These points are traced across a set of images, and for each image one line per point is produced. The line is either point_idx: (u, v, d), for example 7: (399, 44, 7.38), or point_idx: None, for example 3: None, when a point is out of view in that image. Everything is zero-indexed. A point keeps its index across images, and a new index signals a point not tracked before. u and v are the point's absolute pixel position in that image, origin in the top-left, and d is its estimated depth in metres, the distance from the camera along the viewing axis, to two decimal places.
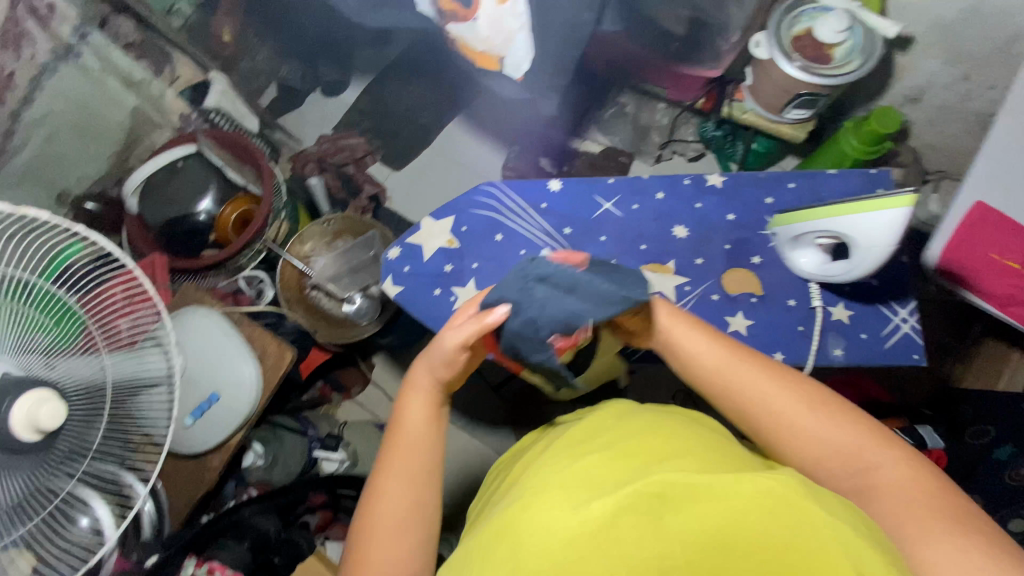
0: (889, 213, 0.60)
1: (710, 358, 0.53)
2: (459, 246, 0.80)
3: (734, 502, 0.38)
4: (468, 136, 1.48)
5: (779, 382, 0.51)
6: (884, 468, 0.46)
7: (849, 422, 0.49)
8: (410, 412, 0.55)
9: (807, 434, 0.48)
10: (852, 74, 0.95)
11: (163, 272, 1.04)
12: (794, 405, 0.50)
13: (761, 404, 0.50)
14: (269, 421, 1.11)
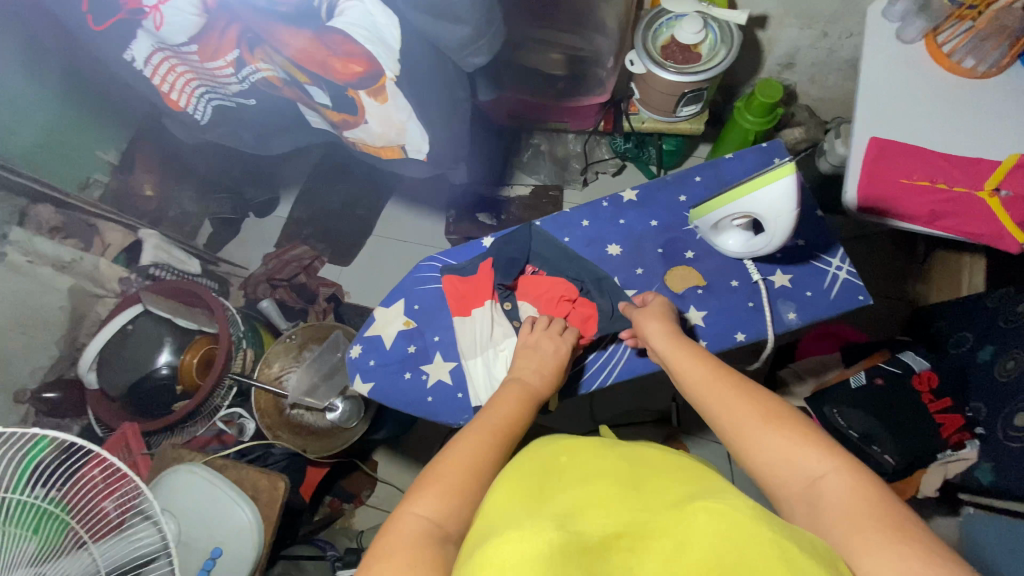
0: (781, 183, 0.65)
1: (696, 376, 0.59)
2: (417, 325, 0.83)
3: (717, 529, 0.34)
4: (406, 212, 1.53)
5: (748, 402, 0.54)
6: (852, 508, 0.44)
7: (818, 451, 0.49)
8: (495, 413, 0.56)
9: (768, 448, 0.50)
10: (722, 65, 1.03)
11: (138, 440, 1.02)
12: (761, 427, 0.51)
13: (735, 416, 0.53)
14: (283, 555, 1.08)
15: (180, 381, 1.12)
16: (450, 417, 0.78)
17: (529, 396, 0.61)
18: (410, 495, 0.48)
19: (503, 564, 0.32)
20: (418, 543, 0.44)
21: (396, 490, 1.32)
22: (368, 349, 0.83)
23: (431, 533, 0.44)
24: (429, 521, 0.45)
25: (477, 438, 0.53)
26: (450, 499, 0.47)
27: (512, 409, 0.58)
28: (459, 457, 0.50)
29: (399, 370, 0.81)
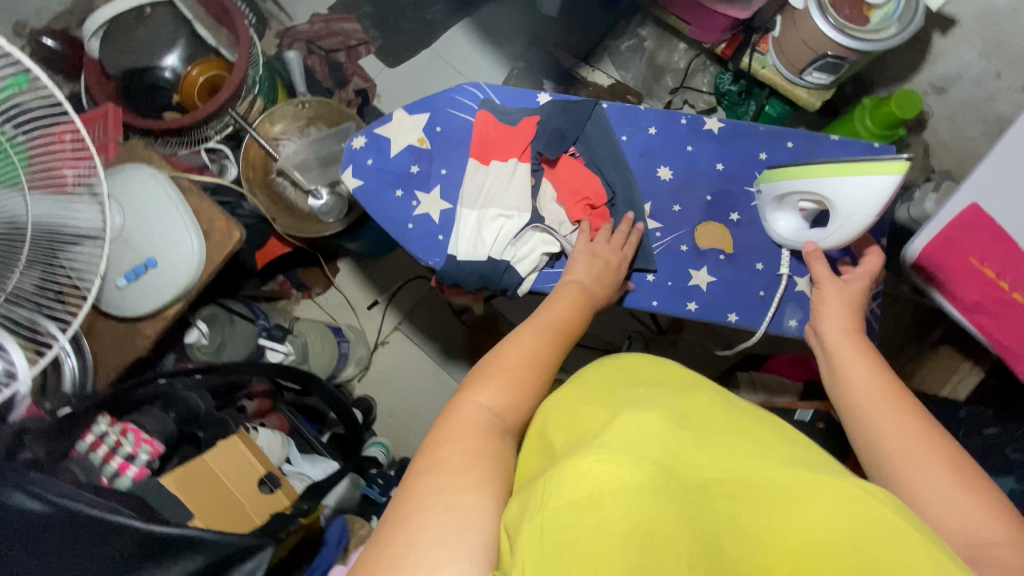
0: (879, 180, 0.58)
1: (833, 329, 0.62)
2: (430, 148, 0.76)
3: (801, 497, 0.34)
4: (474, 44, 1.38)
5: (880, 382, 0.54)
6: (972, 516, 0.43)
7: (950, 451, 0.47)
8: (557, 314, 0.59)
9: (888, 433, 0.49)
10: (885, 43, 0.88)
11: (117, 127, 0.95)
12: (888, 409, 0.51)
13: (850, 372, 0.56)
14: (218, 303, 1.07)
15: (179, 93, 1.05)
16: (420, 253, 0.74)
17: (583, 302, 0.62)
18: (469, 384, 0.50)
19: (608, 486, 0.29)
20: (480, 429, 0.46)
21: (345, 301, 1.34)
22: (371, 147, 0.76)
23: (490, 420, 0.47)
24: (489, 412, 0.47)
25: (531, 335, 0.55)
26: (509, 393, 0.49)
27: (564, 313, 0.59)
28: (508, 357, 0.52)
29: (392, 184, 0.75)
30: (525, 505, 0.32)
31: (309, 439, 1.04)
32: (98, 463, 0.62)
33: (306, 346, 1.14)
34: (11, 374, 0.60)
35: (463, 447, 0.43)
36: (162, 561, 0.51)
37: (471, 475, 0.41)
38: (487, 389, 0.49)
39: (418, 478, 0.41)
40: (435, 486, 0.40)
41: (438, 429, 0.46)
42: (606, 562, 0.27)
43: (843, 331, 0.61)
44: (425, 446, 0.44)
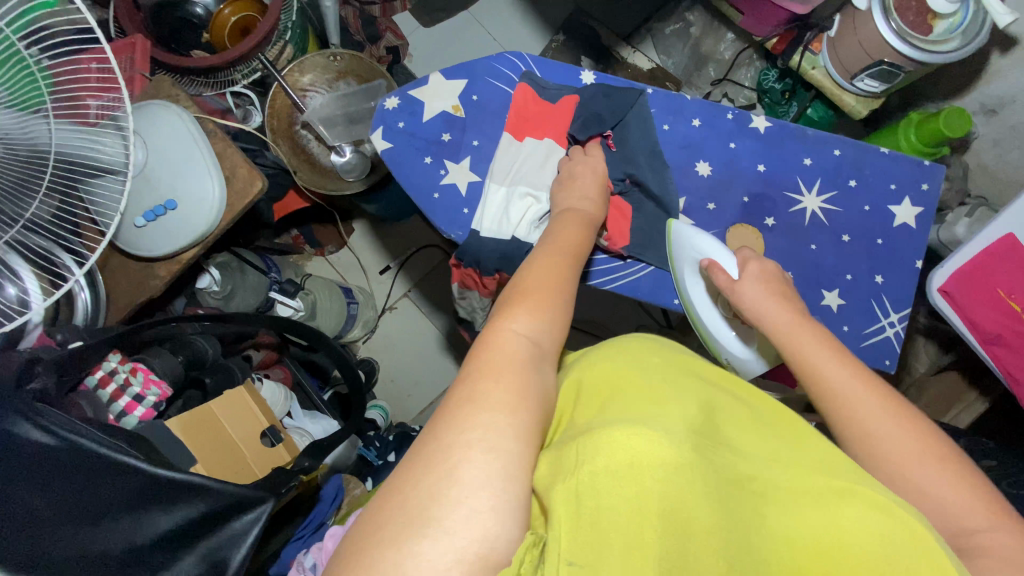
0: None
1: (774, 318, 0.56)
2: (463, 116, 0.74)
3: (811, 503, 0.34)
4: (514, 10, 1.34)
5: (851, 369, 0.49)
6: (960, 503, 0.42)
7: (928, 435, 0.45)
8: (572, 246, 0.55)
9: (872, 427, 0.46)
10: (945, 57, 0.85)
11: (144, 60, 0.94)
12: (867, 395, 0.47)
13: (808, 360, 0.51)
14: (233, 252, 1.06)
15: (209, 31, 1.02)
16: (443, 225, 0.72)
17: (587, 225, 0.61)
18: (499, 312, 0.45)
19: (638, 459, 0.30)
20: (521, 358, 0.41)
21: (357, 262, 1.33)
22: (404, 109, 0.74)
23: (531, 348, 0.42)
24: (528, 340, 0.43)
25: (555, 261, 0.52)
26: (542, 318, 0.45)
27: (575, 246, 0.56)
28: (530, 283, 0.48)
29: (422, 150, 0.74)
30: (557, 467, 0.33)
31: (312, 397, 1.04)
32: (106, 400, 0.63)
33: (316, 303, 1.13)
34: (23, 302, 0.61)
35: (507, 378, 0.39)
36: (166, 503, 0.51)
37: (516, 408, 0.37)
38: (516, 312, 0.44)
39: (461, 409, 0.37)
40: (477, 420, 0.36)
41: (474, 356, 0.41)
42: (646, 532, 0.28)
43: (787, 314, 0.56)
44: (461, 376, 0.40)
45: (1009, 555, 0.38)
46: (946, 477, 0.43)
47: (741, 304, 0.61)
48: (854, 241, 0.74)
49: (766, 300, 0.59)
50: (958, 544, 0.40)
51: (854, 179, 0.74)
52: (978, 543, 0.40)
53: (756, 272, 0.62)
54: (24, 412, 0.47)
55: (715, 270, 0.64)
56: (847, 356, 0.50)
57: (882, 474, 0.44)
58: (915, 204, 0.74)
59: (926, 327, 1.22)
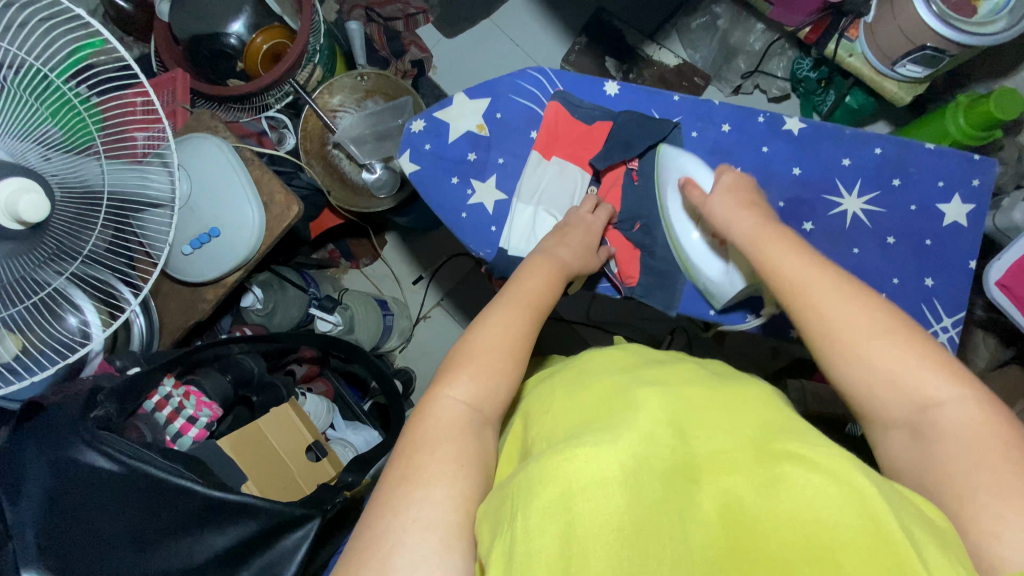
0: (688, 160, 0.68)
1: (748, 225, 0.57)
2: (488, 135, 0.75)
3: (761, 482, 0.32)
4: (535, 13, 1.33)
5: (806, 261, 0.52)
6: (917, 374, 0.45)
7: (884, 313, 0.47)
8: (531, 291, 0.55)
9: (828, 309, 0.48)
10: (994, 37, 0.81)
11: (184, 93, 0.99)
12: (820, 280, 0.50)
13: (795, 278, 0.51)
14: (272, 269, 1.10)
15: (244, 61, 1.05)
16: (472, 243, 0.74)
17: (558, 273, 0.60)
18: (451, 361, 0.50)
19: (571, 484, 0.31)
20: (460, 425, 0.46)
21: (390, 273, 1.36)
22: (429, 131, 0.75)
23: (469, 416, 0.47)
24: (466, 406, 0.47)
25: (508, 314, 0.53)
26: (486, 380, 0.49)
27: (540, 284, 0.57)
28: (488, 328, 0.52)
29: (449, 171, 0.75)
30: (496, 524, 0.34)
31: (352, 407, 1.07)
32: (163, 422, 0.67)
33: (353, 317, 1.15)
34: (85, 333, 0.67)
35: (442, 451, 0.44)
36: (220, 523, 0.54)
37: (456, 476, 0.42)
38: (471, 346, 0.51)
39: (397, 488, 0.42)
40: (409, 496, 0.41)
41: (414, 428, 0.46)
42: (581, 557, 0.29)
43: (754, 219, 0.58)
44: (401, 445, 0.45)
45: (961, 428, 0.42)
46: (899, 349, 0.45)
47: (712, 216, 0.62)
48: (899, 244, 0.70)
49: (732, 209, 0.60)
50: (920, 418, 0.44)
51: (898, 179, 0.71)
52: (939, 416, 0.43)
53: (727, 182, 0.62)
54: (88, 440, 0.51)
55: (690, 185, 0.65)
56: (808, 250, 0.53)
57: (843, 358, 0.47)
58: (965, 201, 0.70)
59: (984, 320, 1.15)
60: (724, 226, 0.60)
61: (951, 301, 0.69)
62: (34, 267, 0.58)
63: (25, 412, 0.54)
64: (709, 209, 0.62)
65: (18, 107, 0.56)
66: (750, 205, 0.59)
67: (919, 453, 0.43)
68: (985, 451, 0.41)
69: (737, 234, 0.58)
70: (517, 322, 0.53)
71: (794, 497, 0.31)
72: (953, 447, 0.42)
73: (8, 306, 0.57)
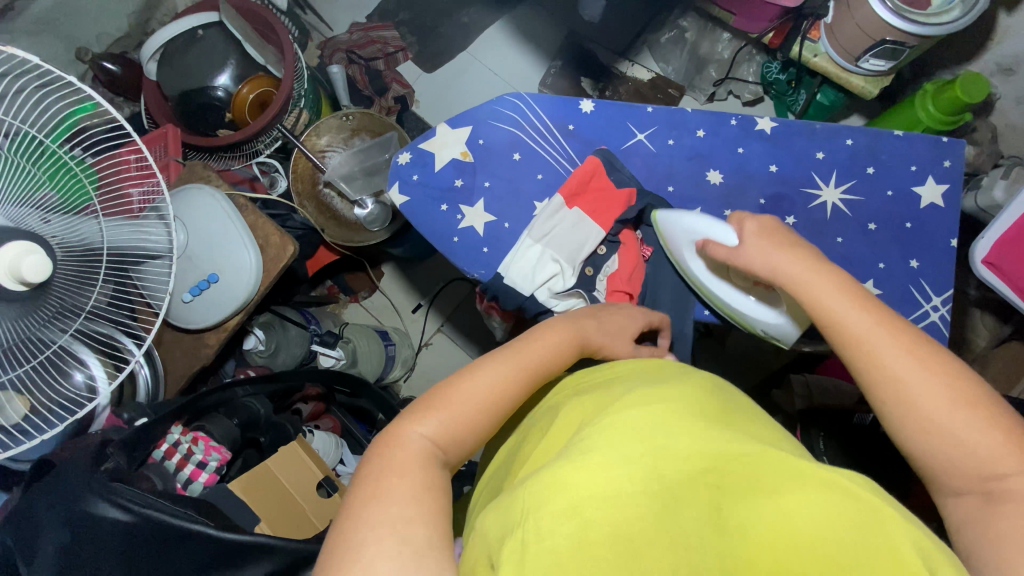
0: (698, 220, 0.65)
1: (791, 267, 0.54)
2: (472, 160, 0.77)
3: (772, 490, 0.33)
4: (509, 41, 1.38)
5: (868, 313, 0.48)
6: (984, 440, 0.43)
7: (958, 379, 0.45)
8: (527, 351, 0.52)
9: (896, 370, 0.46)
10: (948, 26, 0.84)
11: (176, 146, 1.02)
12: (887, 339, 0.47)
13: (853, 334, 0.48)
14: (271, 309, 1.11)
15: (231, 111, 1.09)
16: (466, 265, 0.75)
17: (572, 336, 0.56)
18: (417, 407, 0.48)
19: (584, 494, 0.33)
20: (421, 463, 0.43)
21: (389, 304, 1.38)
22: (416, 162, 0.77)
23: (434, 451, 0.45)
24: (431, 441, 0.45)
25: (500, 366, 0.50)
26: (454, 427, 0.46)
27: (546, 343, 0.53)
28: (476, 378, 0.49)
29: (437, 199, 0.77)
30: (506, 522, 0.35)
31: (360, 440, 1.07)
32: (173, 470, 0.68)
33: (356, 350, 1.16)
34: (91, 388, 0.67)
35: (408, 483, 0.42)
36: (236, 564, 0.55)
37: (409, 513, 0.40)
38: (455, 386, 0.48)
39: (363, 514, 0.40)
40: (375, 517, 0.40)
41: (379, 459, 0.44)
42: (589, 556, 0.31)
43: (800, 263, 0.53)
44: (364, 475, 0.43)
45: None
46: (980, 420, 0.43)
47: (747, 263, 0.58)
48: (881, 229, 0.72)
49: (772, 254, 0.56)
50: (987, 488, 0.42)
51: (872, 166, 0.73)
52: (1010, 489, 0.41)
53: (753, 230, 0.58)
54: (100, 492, 0.51)
55: (711, 244, 0.62)
56: (866, 301, 0.49)
57: (908, 422, 0.45)
58: (939, 182, 0.72)
59: (979, 298, 1.16)
60: (767, 270, 0.56)
61: (938, 281, 0.70)
62: (38, 326, 0.59)
63: (36, 471, 0.56)
64: (741, 260, 0.59)
65: (15, 174, 0.57)
66: (791, 245, 0.56)
67: (984, 519, 0.41)
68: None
69: (785, 276, 0.54)
70: (505, 375, 0.50)
71: (815, 514, 0.32)
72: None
73: (11, 368, 0.58)
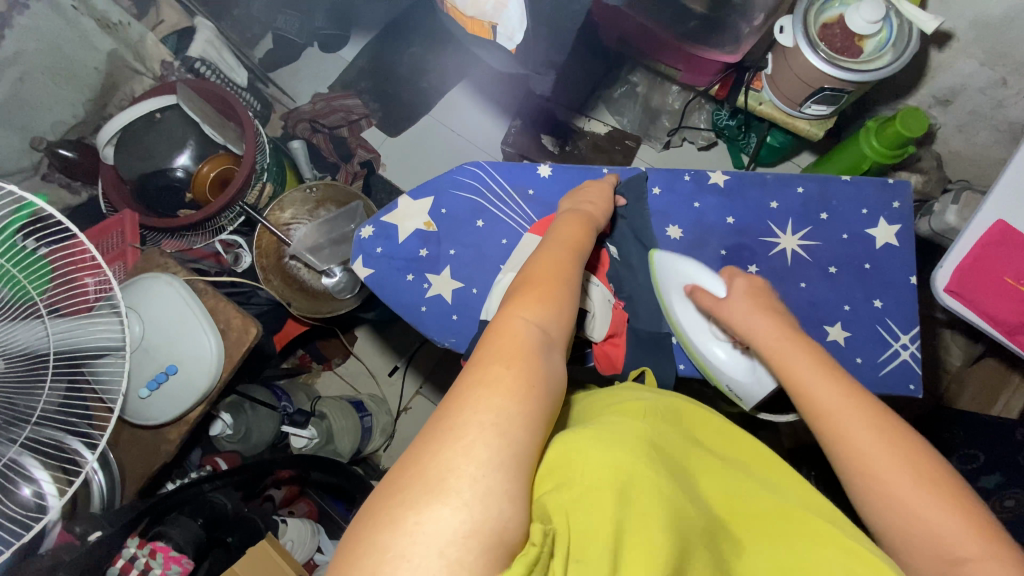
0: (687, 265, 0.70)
1: (769, 336, 0.58)
2: (437, 230, 0.77)
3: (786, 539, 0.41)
4: (470, 102, 1.42)
5: (838, 385, 0.52)
6: (951, 530, 0.44)
7: (922, 457, 0.47)
8: (578, 236, 0.59)
9: (861, 443, 0.48)
10: (884, 71, 0.88)
11: (134, 232, 1.00)
12: (856, 410, 0.50)
13: (828, 403, 0.51)
14: (237, 391, 1.05)
15: (191, 190, 1.08)
16: (436, 335, 0.74)
17: (586, 224, 0.62)
18: (509, 301, 0.49)
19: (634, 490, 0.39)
20: (529, 342, 0.45)
21: (365, 369, 1.34)
22: (379, 234, 0.77)
23: (541, 334, 0.45)
24: (537, 329, 0.46)
25: (561, 253, 0.55)
26: (549, 307, 0.48)
27: (581, 231, 0.60)
28: (546, 263, 0.53)
29: (403, 269, 0.76)
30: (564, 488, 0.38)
31: (338, 520, 1.01)
32: None
33: (331, 426, 1.12)
34: (39, 506, 0.60)
35: (512, 359, 0.43)
36: None
37: (516, 386, 0.41)
38: (532, 271, 0.52)
39: (470, 393, 0.40)
40: (483, 399, 0.40)
41: (486, 344, 0.44)
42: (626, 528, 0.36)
43: (775, 328, 0.59)
44: (477, 353, 0.44)
45: None
46: (936, 501, 0.45)
47: (727, 321, 0.63)
48: (842, 272, 0.73)
49: (750, 316, 0.61)
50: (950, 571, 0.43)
51: (825, 212, 0.75)
52: (970, 574, 0.42)
53: (740, 288, 0.64)
54: None
55: (698, 292, 0.67)
56: (839, 374, 0.53)
57: (875, 498, 0.47)
58: (892, 222, 0.74)
59: (947, 320, 1.18)
60: (748, 333, 0.61)
61: (903, 317, 0.72)
62: None
63: None
64: (725, 315, 0.64)
65: None
66: (772, 314, 0.60)
67: None
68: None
69: (763, 349, 0.59)
70: (567, 255, 0.55)
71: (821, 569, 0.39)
72: None
73: None
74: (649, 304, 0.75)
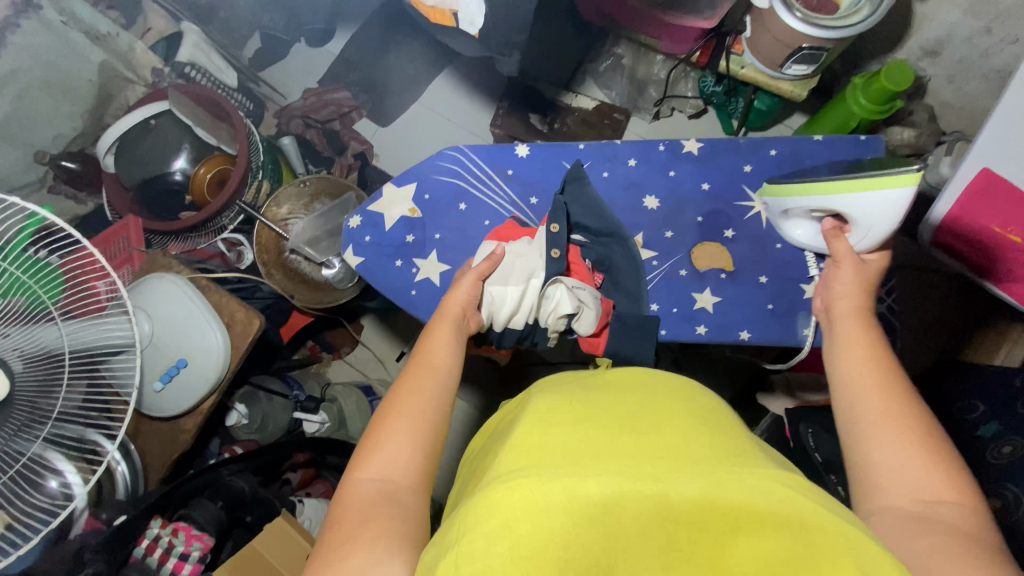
0: (894, 190, 0.62)
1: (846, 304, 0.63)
2: (421, 216, 0.80)
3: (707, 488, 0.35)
4: (458, 88, 1.43)
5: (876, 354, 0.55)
6: (919, 477, 0.45)
7: (925, 426, 0.48)
8: (435, 346, 0.57)
9: (862, 394, 0.52)
10: (861, 25, 0.87)
11: (139, 236, 1.05)
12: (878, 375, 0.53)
13: (855, 368, 0.55)
14: (250, 382, 1.10)
15: (190, 192, 1.11)
16: (426, 316, 0.77)
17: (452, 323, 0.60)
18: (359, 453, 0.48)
19: (527, 506, 0.34)
20: (378, 501, 0.44)
21: (373, 356, 1.38)
22: (367, 224, 0.80)
23: (386, 488, 0.45)
24: (381, 483, 0.45)
25: (411, 376, 0.53)
26: (395, 447, 0.47)
27: (441, 341, 0.57)
28: (395, 392, 0.52)
29: (392, 256, 0.79)
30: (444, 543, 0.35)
31: None
32: (155, 565, 0.69)
33: (340, 411, 1.17)
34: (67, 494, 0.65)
35: (362, 518, 0.43)
36: None
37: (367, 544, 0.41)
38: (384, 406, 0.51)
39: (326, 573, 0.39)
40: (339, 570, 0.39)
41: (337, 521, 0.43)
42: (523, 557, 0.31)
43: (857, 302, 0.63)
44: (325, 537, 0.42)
45: (946, 525, 0.42)
46: (909, 452, 0.47)
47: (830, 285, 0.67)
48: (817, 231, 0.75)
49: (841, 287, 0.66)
50: (919, 508, 0.43)
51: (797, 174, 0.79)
52: (937, 514, 0.43)
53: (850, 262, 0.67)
54: None
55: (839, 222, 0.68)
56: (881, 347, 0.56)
57: (856, 434, 0.50)
58: None
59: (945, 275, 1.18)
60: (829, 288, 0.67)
61: None
62: (4, 440, 0.59)
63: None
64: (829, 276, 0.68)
65: None
66: (863, 294, 0.64)
67: (904, 531, 0.42)
68: (965, 558, 0.39)
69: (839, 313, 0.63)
70: (416, 381, 0.53)
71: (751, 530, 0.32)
72: (938, 540, 0.40)
73: None
74: (628, 271, 0.78)
